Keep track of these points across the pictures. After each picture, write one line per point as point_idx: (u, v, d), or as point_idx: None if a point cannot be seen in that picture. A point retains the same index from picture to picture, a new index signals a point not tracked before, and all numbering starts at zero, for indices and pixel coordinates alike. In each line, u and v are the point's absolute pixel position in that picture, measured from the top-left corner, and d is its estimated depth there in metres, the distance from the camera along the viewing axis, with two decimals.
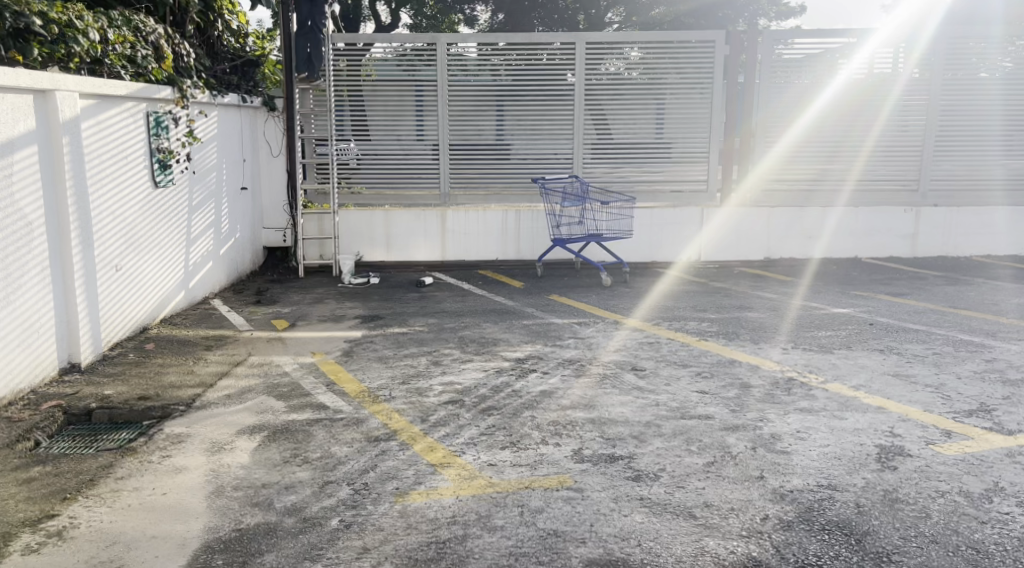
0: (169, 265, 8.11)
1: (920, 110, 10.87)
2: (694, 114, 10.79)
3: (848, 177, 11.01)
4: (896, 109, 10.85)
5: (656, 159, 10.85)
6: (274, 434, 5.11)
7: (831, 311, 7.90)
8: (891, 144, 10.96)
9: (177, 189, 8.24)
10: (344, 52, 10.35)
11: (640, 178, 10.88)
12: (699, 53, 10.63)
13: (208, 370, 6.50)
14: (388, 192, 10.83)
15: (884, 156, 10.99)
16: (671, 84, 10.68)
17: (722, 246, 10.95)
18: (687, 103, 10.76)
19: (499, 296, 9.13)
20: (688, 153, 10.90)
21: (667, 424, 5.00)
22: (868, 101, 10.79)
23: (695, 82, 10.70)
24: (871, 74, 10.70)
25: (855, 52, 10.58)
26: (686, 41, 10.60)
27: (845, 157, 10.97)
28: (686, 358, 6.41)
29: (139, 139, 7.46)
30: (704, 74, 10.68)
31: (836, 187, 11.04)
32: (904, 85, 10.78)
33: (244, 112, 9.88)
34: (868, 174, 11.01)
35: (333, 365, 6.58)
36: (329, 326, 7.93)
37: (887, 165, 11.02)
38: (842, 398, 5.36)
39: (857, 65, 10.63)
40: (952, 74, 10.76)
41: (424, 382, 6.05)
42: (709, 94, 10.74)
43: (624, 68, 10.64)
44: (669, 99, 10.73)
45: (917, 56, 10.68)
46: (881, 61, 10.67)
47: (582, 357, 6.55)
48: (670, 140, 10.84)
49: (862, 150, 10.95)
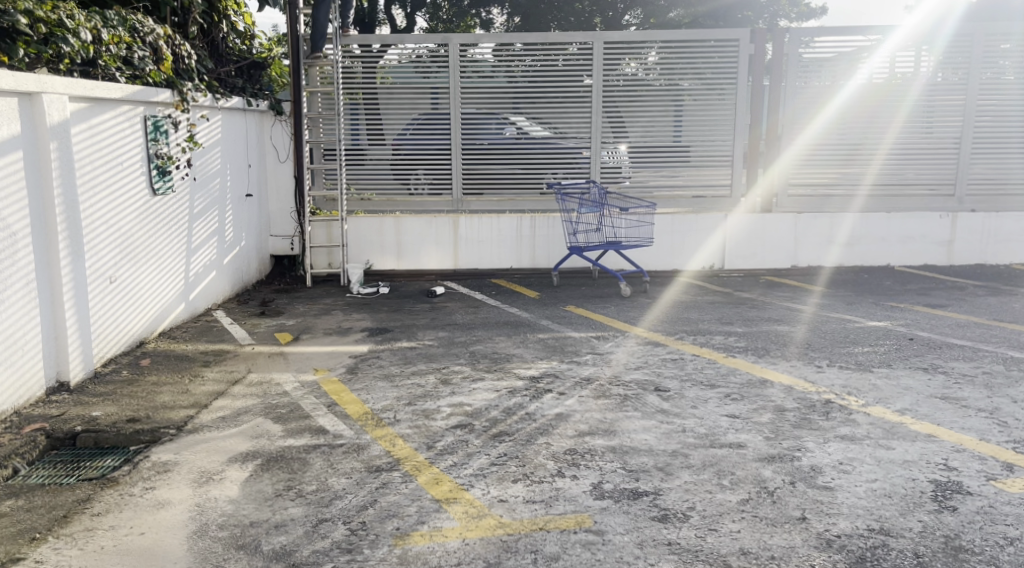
0: (168, 276, 7.74)
1: (944, 111, 10.35)
2: (711, 117, 10.34)
3: (869, 181, 10.50)
4: (915, 109, 10.33)
5: (673, 164, 10.40)
6: (268, 463, 4.72)
7: (867, 324, 7.42)
8: (916, 147, 10.46)
9: (177, 197, 7.88)
10: (359, 56, 10.06)
11: (656, 183, 10.43)
12: (717, 54, 10.17)
13: (204, 389, 6.12)
14: (399, 199, 10.45)
15: (910, 159, 10.48)
16: (690, 87, 10.23)
17: (745, 253, 10.51)
18: (705, 106, 10.32)
19: (513, 307, 8.71)
20: (706, 157, 10.46)
21: (695, 453, 4.57)
22: (885, 101, 10.27)
23: (713, 85, 10.26)
24: (891, 74, 10.18)
25: (877, 51, 10.07)
26: (703, 42, 10.15)
27: (861, 160, 10.46)
28: (713, 377, 5.96)
29: (135, 144, 7.11)
30: (722, 77, 10.24)
31: (856, 191, 10.54)
32: (927, 84, 10.26)
33: (249, 116, 9.54)
34: (885, 176, 10.50)
35: (335, 384, 6.18)
36: (335, 340, 7.54)
37: (913, 169, 10.51)
38: (886, 424, 4.91)
39: (877, 64, 10.12)
40: (978, 74, 10.24)
41: (432, 403, 5.64)
42: (729, 97, 10.30)
43: (641, 71, 10.20)
44: (687, 101, 10.29)
45: (938, 55, 10.14)
46: (903, 61, 10.14)
47: (602, 375, 6.11)
48: (688, 144, 10.40)
49: (879, 153, 10.44)
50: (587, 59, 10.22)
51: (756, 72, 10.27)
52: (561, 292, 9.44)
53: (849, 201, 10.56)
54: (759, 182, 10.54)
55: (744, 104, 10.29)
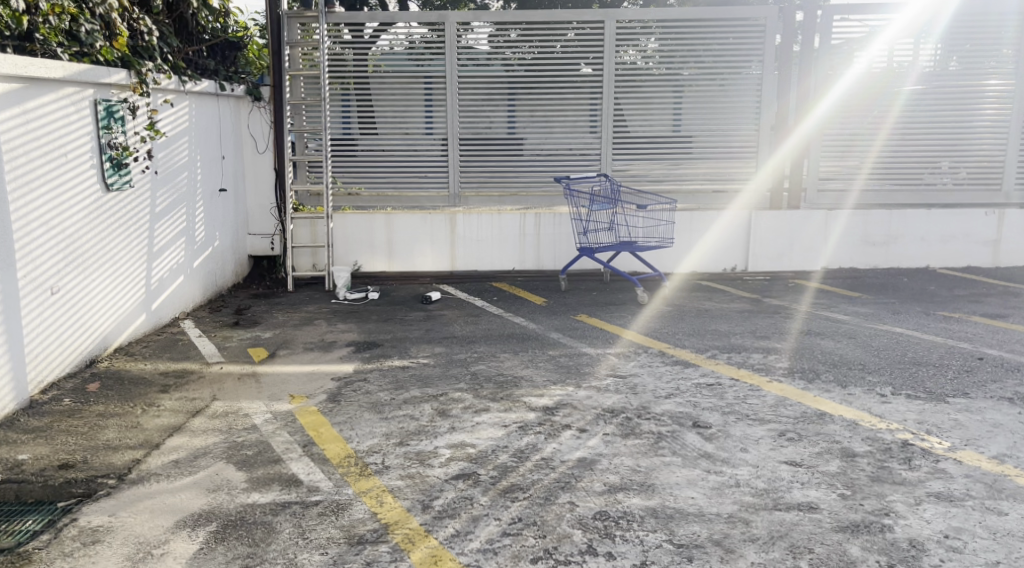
0: (126, 283, 6.79)
1: (949, 101, 9.40)
2: (716, 107, 9.36)
3: (860, 175, 9.61)
4: (911, 103, 9.41)
5: (676, 159, 9.47)
6: (225, 529, 3.81)
7: (923, 338, 6.52)
8: (923, 138, 9.52)
9: (136, 193, 6.92)
10: (350, 44, 9.14)
11: (661, 173, 9.52)
12: (717, 45, 9.20)
13: (158, 422, 5.16)
14: (391, 194, 9.51)
15: (918, 147, 9.54)
16: (692, 74, 9.25)
17: (772, 252, 9.53)
18: (706, 97, 9.34)
19: (518, 316, 7.77)
20: (711, 143, 9.46)
21: (758, 519, 3.70)
22: (878, 96, 9.39)
23: (714, 74, 9.28)
24: (888, 65, 9.28)
25: (870, 41, 9.20)
26: (704, 31, 9.16)
27: (858, 154, 9.57)
28: (760, 410, 5.04)
29: (82, 133, 6.16)
30: (725, 64, 9.26)
31: (849, 186, 9.65)
32: (929, 74, 9.30)
33: (223, 102, 8.57)
34: (885, 167, 9.57)
35: (314, 416, 5.25)
36: (316, 357, 6.59)
37: (919, 156, 9.57)
38: (987, 477, 4.02)
39: (876, 54, 9.23)
40: (983, 63, 9.30)
41: (427, 443, 4.72)
42: (730, 86, 9.31)
43: (640, 60, 9.27)
44: (688, 92, 9.31)
45: (937, 44, 9.18)
46: (900, 52, 9.22)
47: (628, 406, 5.19)
48: (689, 134, 9.41)
49: (868, 159, 9.56)
50: (596, 41, 9.24)
51: (785, 61, 9.24)
52: (570, 298, 8.50)
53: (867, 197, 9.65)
54: (770, 179, 9.52)
55: (770, 98, 9.34)
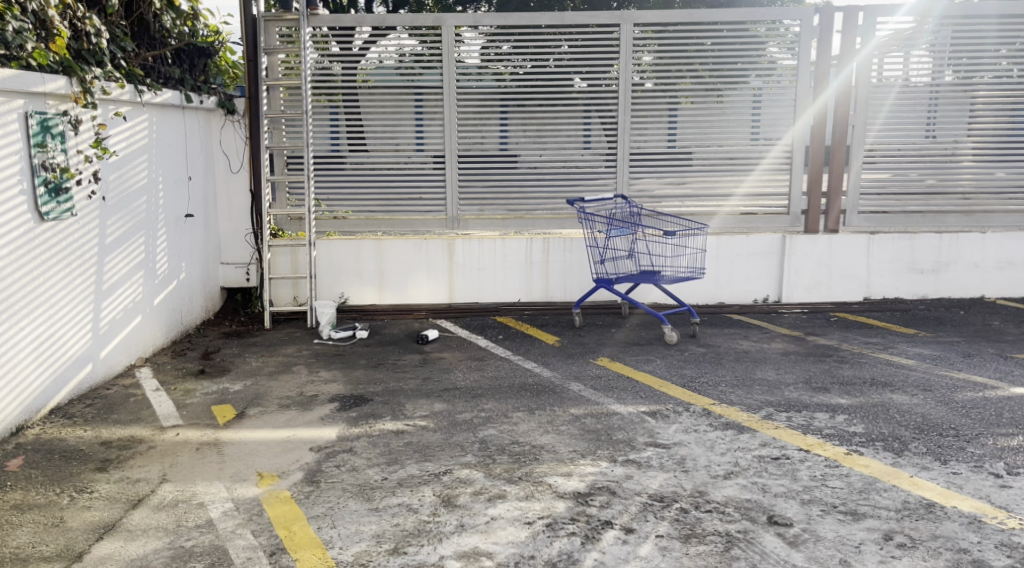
0: (66, 332, 5.69)
1: (949, 112, 8.29)
2: (721, 123, 8.35)
3: (852, 191, 8.49)
4: (901, 115, 8.29)
5: (672, 176, 8.45)
6: None
7: (1011, 391, 5.54)
8: (922, 152, 8.37)
9: (79, 222, 5.86)
10: (338, 57, 8.12)
11: (664, 192, 8.47)
12: (719, 56, 8.16)
13: (89, 517, 4.08)
14: (381, 216, 8.43)
15: (938, 170, 8.43)
16: (686, 87, 8.26)
17: (809, 281, 8.54)
18: (703, 111, 8.32)
19: (528, 360, 6.71)
20: (712, 160, 8.43)
21: None
22: (868, 105, 8.29)
23: (711, 88, 8.24)
24: (879, 75, 8.22)
25: (861, 51, 8.17)
26: (700, 43, 8.14)
27: (851, 166, 8.44)
28: (849, 496, 4.02)
29: (9, 152, 5.10)
30: (723, 77, 8.22)
31: (852, 205, 8.52)
32: (921, 85, 8.21)
33: (189, 116, 7.51)
34: (892, 185, 8.47)
35: (286, 504, 4.19)
36: (292, 417, 5.49)
37: (919, 169, 8.43)
38: None
39: (865, 63, 8.20)
40: (975, 72, 8.18)
41: (432, 550, 3.70)
42: (727, 98, 8.27)
43: (636, 75, 8.28)
44: (684, 104, 8.32)
45: (928, 52, 8.14)
46: (888, 65, 8.18)
47: (680, 489, 4.17)
48: (686, 150, 8.41)
49: (855, 166, 8.44)
50: (609, 46, 8.22)
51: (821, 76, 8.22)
52: (586, 337, 7.45)
53: (921, 221, 8.57)
54: (769, 197, 8.54)
55: (801, 112, 8.33)
